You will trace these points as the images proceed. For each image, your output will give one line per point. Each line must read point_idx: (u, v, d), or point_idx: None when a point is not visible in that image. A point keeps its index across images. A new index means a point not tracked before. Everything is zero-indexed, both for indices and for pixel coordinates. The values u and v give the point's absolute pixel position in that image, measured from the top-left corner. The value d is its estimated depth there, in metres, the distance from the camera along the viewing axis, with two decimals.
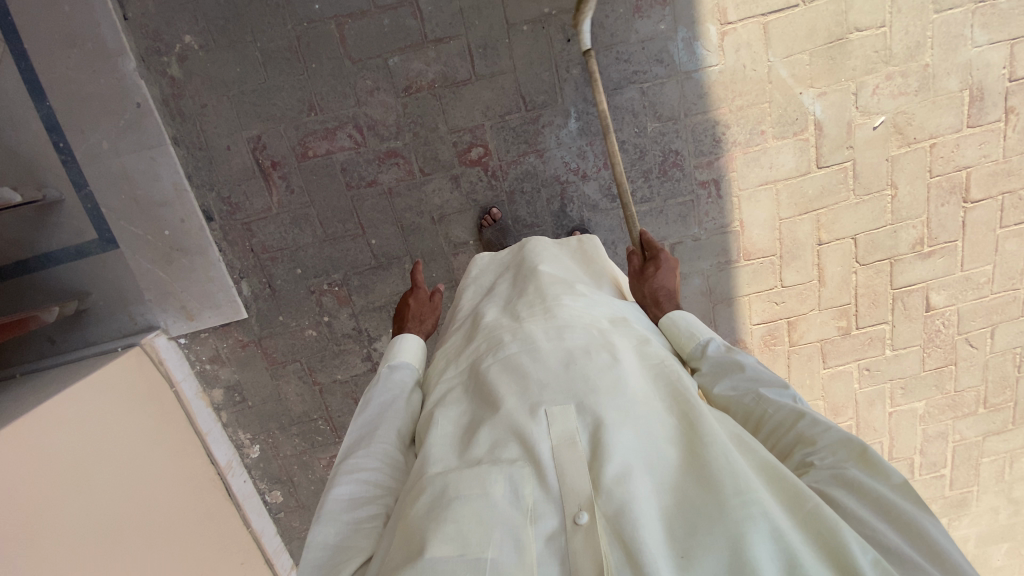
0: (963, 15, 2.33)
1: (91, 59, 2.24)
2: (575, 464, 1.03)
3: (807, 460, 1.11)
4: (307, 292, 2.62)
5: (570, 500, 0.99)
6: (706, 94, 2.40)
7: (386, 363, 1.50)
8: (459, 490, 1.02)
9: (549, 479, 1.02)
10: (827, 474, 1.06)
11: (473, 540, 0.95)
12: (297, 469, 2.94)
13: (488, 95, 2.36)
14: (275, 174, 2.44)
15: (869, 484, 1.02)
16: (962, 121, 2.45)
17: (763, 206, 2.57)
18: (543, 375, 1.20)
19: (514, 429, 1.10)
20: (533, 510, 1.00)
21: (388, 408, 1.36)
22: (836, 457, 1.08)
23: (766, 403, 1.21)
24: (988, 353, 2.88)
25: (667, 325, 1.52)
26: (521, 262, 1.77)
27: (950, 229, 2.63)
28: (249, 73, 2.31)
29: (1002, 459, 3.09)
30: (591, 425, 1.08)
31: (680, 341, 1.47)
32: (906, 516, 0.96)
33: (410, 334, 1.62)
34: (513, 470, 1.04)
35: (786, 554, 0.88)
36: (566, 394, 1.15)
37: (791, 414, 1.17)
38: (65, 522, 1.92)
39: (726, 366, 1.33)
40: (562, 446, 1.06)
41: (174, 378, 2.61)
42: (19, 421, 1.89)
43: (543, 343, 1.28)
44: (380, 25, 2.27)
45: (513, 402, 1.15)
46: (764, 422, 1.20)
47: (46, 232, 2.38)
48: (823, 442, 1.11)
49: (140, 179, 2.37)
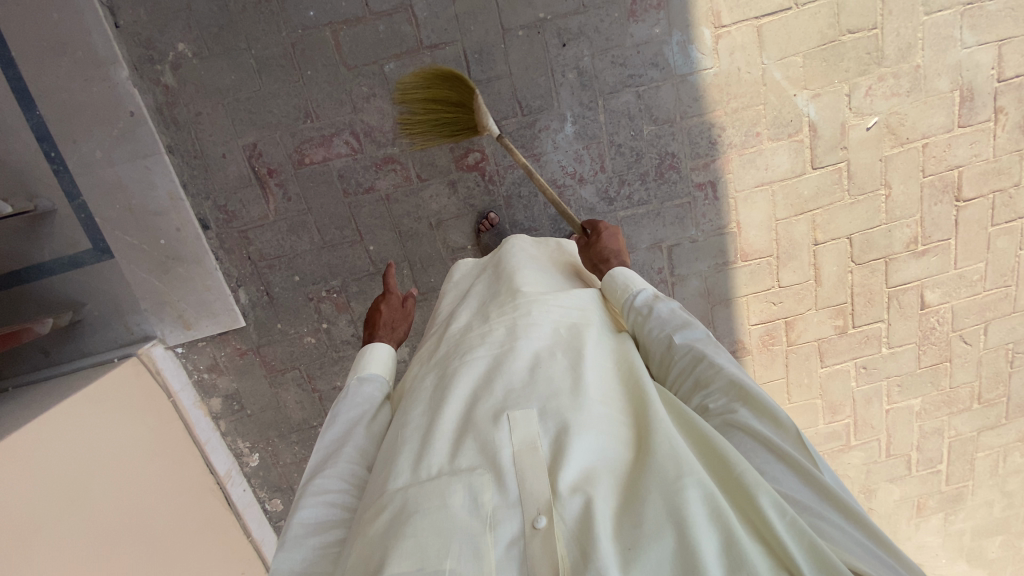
0: (953, 16, 2.36)
1: (82, 67, 2.21)
2: (535, 468, 1.03)
3: (704, 404, 1.19)
4: (305, 299, 2.61)
5: (530, 503, 0.99)
6: (701, 97, 2.41)
7: (355, 377, 1.49)
8: (419, 503, 1.02)
9: (508, 484, 1.03)
10: (721, 418, 1.15)
11: (431, 553, 0.95)
12: (297, 477, 2.92)
13: (485, 100, 2.36)
14: (272, 182, 2.43)
15: (757, 424, 1.09)
16: (953, 121, 2.48)
17: (760, 208, 2.59)
18: (509, 381, 1.21)
19: (477, 436, 1.11)
20: (492, 516, 1.00)
21: (355, 427, 1.37)
22: (727, 399, 1.16)
23: (676, 349, 1.29)
24: (982, 349, 2.92)
25: (605, 283, 1.56)
26: (504, 261, 1.76)
27: (943, 228, 2.66)
28: (244, 80, 2.30)
29: (997, 453, 3.12)
30: (552, 430, 1.09)
31: (617, 294, 1.51)
32: (795, 459, 1.02)
33: (378, 342, 1.61)
34: (473, 479, 1.04)
35: (723, 533, 0.88)
36: (529, 399, 1.16)
37: (695, 359, 1.25)
38: (68, 532, 1.92)
39: (643, 315, 1.40)
40: (523, 451, 1.06)
41: (171, 388, 2.59)
42: (21, 432, 1.89)
43: (509, 349, 1.29)
44: (376, 31, 2.26)
45: (480, 409, 1.16)
46: (676, 367, 1.28)
47: (39, 243, 2.35)
48: (717, 382, 1.19)
49: (134, 188, 2.34)
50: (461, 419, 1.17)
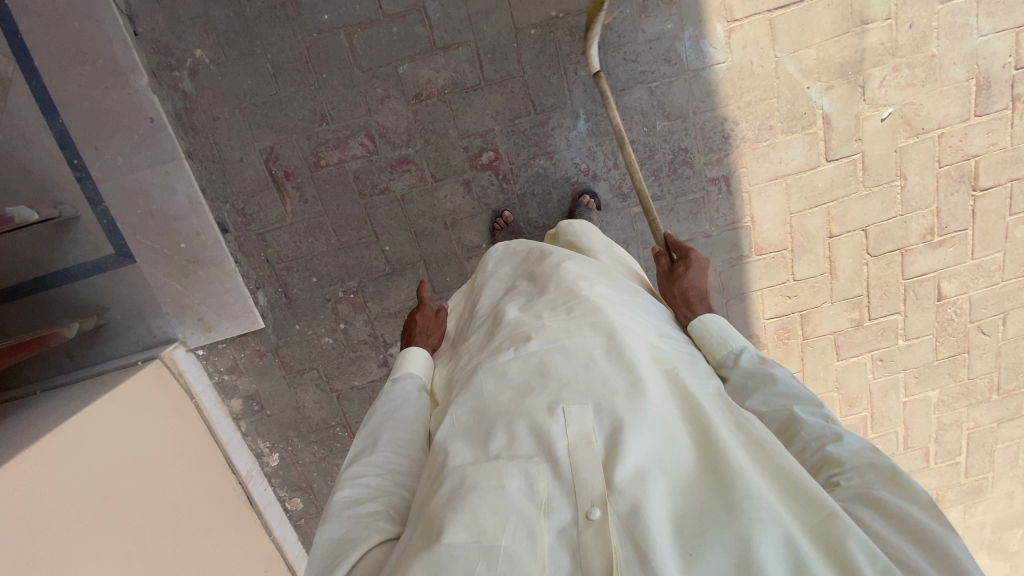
0: (968, 4, 2.33)
1: (102, 75, 2.25)
2: (590, 461, 1.06)
3: (834, 480, 1.08)
4: (323, 300, 2.65)
5: (583, 495, 1.02)
6: (714, 92, 2.41)
7: (394, 374, 1.58)
8: (477, 481, 1.05)
9: (564, 473, 1.06)
10: (853, 493, 1.04)
11: (488, 528, 0.98)
12: (317, 476, 2.96)
13: (498, 100, 2.38)
14: (289, 185, 2.46)
15: (897, 504, 0.99)
16: (969, 110, 2.46)
17: (774, 201, 2.58)
18: (564, 375, 1.22)
19: (532, 424, 1.13)
20: (547, 503, 1.03)
21: (389, 417, 1.41)
22: (864, 479, 1.06)
23: (797, 424, 1.19)
24: (1001, 340, 2.89)
25: (700, 332, 1.49)
26: (533, 255, 1.76)
27: (960, 218, 2.65)
28: (261, 85, 2.33)
29: (1016, 444, 3.10)
30: (608, 427, 1.11)
31: (711, 348, 1.44)
32: (926, 534, 0.93)
33: (416, 348, 1.68)
34: (530, 466, 1.07)
35: (793, 560, 0.90)
36: (586, 394, 1.17)
37: (826, 437, 1.15)
38: (102, 529, 1.99)
39: (762, 379, 1.30)
40: (578, 444, 1.08)
41: (194, 390, 2.63)
42: (55, 432, 1.97)
43: (564, 342, 1.29)
44: (389, 34, 2.28)
45: (535, 400, 1.18)
46: (794, 440, 1.19)
47: (63, 249, 2.40)
48: (851, 463, 1.08)
49: (155, 193, 2.38)
50: (515, 406, 1.18)
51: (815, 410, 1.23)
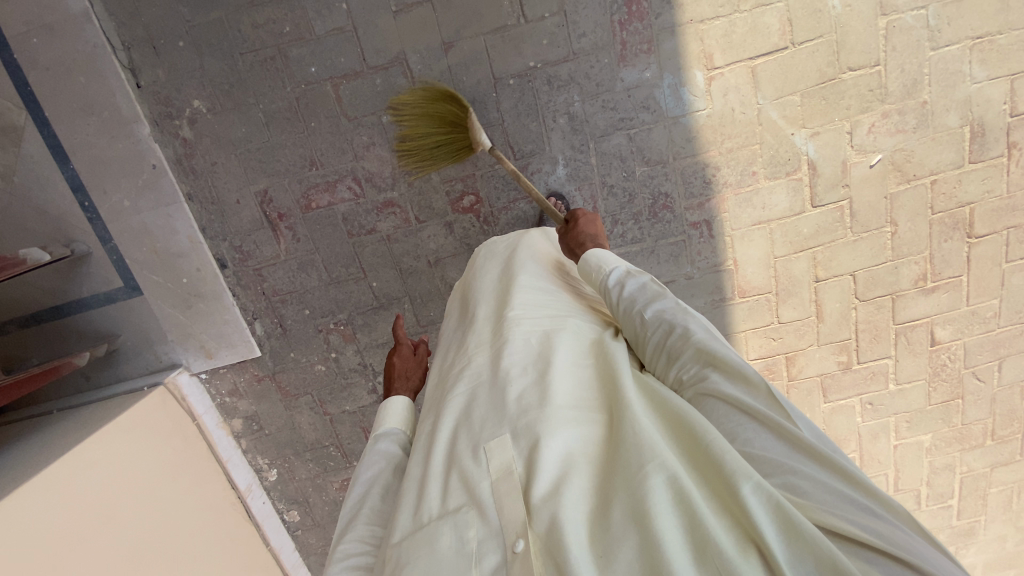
0: (961, 51, 2.25)
1: (110, 125, 2.41)
2: (511, 493, 1.03)
3: (679, 376, 1.20)
4: (315, 331, 2.79)
5: (508, 530, 0.99)
6: (694, 139, 2.40)
7: (375, 434, 1.55)
8: (411, 555, 1.05)
9: (489, 517, 1.03)
10: (695, 389, 1.15)
11: None
12: (311, 491, 3.15)
13: (478, 147, 2.44)
14: (282, 225, 2.60)
15: (731, 388, 1.08)
16: (963, 157, 2.39)
17: (757, 245, 2.57)
18: (481, 409, 1.24)
19: (460, 475, 1.13)
20: (477, 551, 1.01)
21: (372, 484, 1.39)
22: (700, 366, 1.17)
23: (642, 333, 1.31)
24: (997, 387, 2.81)
25: (586, 262, 1.58)
26: (468, 301, 1.78)
27: (954, 264, 2.57)
28: (254, 132, 2.45)
29: (1013, 489, 3.00)
30: (526, 448, 1.08)
31: (592, 276, 1.54)
32: (768, 416, 1.00)
33: (397, 395, 1.65)
34: (460, 517, 1.06)
35: (691, 523, 0.85)
36: (501, 423, 1.17)
37: (663, 335, 1.26)
38: (116, 537, 2.23)
39: (616, 302, 1.42)
40: (500, 479, 1.07)
41: (196, 412, 2.82)
42: (78, 449, 2.21)
43: (487, 374, 1.32)
44: (374, 84, 2.37)
45: (460, 448, 1.18)
46: (648, 348, 1.30)
47: (78, 282, 2.60)
48: (686, 354, 1.20)
49: (158, 232, 2.55)
50: (444, 458, 1.20)
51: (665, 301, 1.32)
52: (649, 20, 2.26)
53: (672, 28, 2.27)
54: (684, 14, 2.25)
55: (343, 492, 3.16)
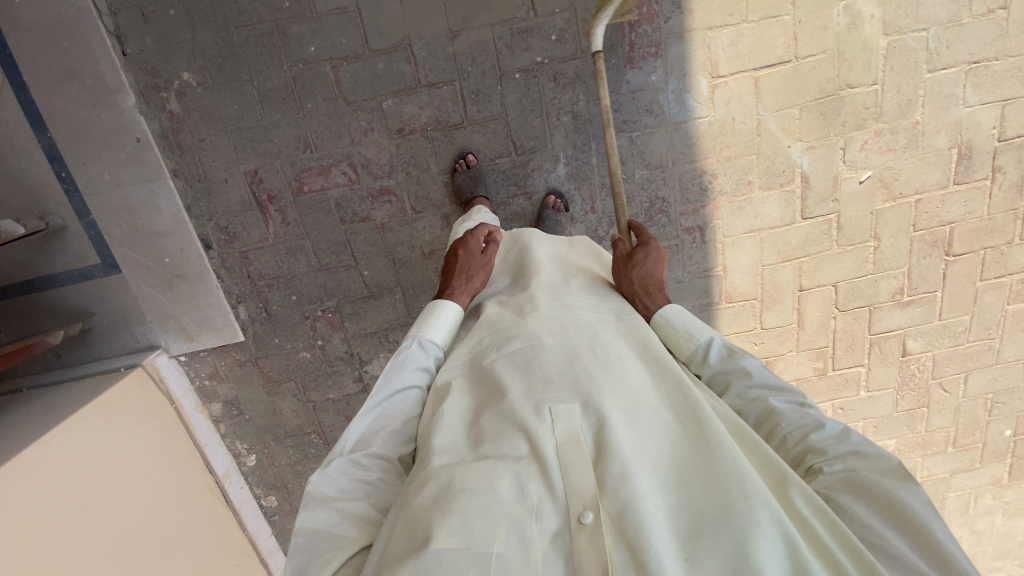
0: (957, 74, 2.32)
1: (91, 94, 2.27)
2: (579, 463, 1.10)
3: (817, 467, 1.18)
4: (302, 317, 2.73)
5: (575, 499, 1.05)
6: (694, 145, 2.42)
7: (418, 337, 1.53)
8: (465, 483, 1.08)
9: (554, 480, 1.08)
10: (837, 477, 1.14)
11: (477, 535, 1.00)
12: (291, 477, 3.12)
13: (480, 140, 2.41)
14: (272, 208, 2.52)
15: (877, 487, 1.08)
16: (949, 177, 2.49)
17: (747, 253, 2.63)
18: (547, 372, 1.28)
19: (519, 427, 1.17)
20: (538, 508, 1.05)
21: (393, 399, 1.39)
22: (847, 464, 1.15)
23: (777, 416, 1.28)
24: (961, 398, 2.97)
25: (665, 327, 1.53)
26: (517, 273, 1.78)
27: (930, 280, 2.69)
28: (246, 110, 2.36)
29: (969, 494, 3.17)
30: (595, 424, 1.16)
31: (680, 344, 1.49)
32: (913, 522, 1.01)
33: (450, 303, 1.65)
34: (519, 468, 1.10)
35: (792, 555, 0.93)
36: (572, 393, 1.22)
37: (807, 427, 1.25)
38: (97, 521, 2.19)
39: (733, 372, 1.38)
40: (566, 444, 1.13)
41: (174, 395, 2.74)
42: (58, 430, 2.15)
43: (547, 342, 1.37)
44: (375, 69, 2.29)
45: (519, 401, 1.23)
46: (775, 433, 1.27)
47: (51, 256, 2.48)
48: (836, 452, 1.17)
49: (140, 209, 2.44)
50: (497, 408, 1.24)
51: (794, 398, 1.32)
52: (658, 23, 2.25)
53: (681, 33, 2.26)
54: (694, 20, 2.24)
55: None
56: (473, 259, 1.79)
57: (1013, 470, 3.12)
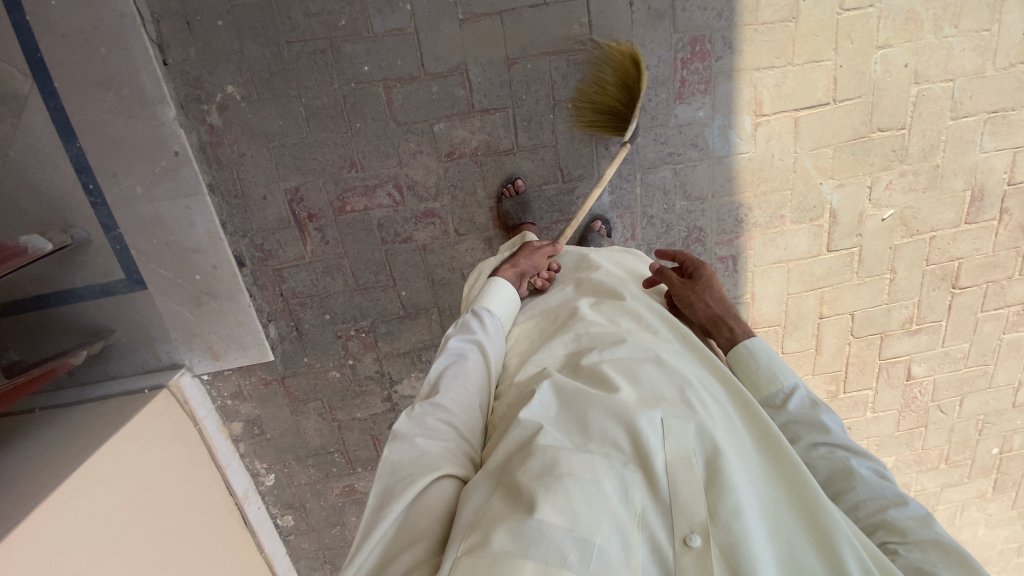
0: (976, 123, 2.50)
1: (128, 104, 2.16)
2: (688, 486, 1.05)
3: (893, 549, 1.19)
4: (334, 336, 2.66)
5: (681, 519, 1.01)
6: (734, 179, 2.51)
7: (479, 307, 1.60)
8: (571, 467, 1.02)
9: (660, 491, 1.04)
10: (912, 567, 1.14)
11: (584, 520, 0.95)
12: (310, 496, 3.02)
13: (529, 166, 2.42)
14: (311, 226, 2.45)
15: None
16: (961, 218, 2.67)
17: (774, 282, 2.74)
18: (657, 388, 1.23)
19: (630, 427, 1.10)
20: (641, 515, 1.01)
21: (460, 362, 1.40)
22: (924, 554, 1.16)
23: (854, 479, 1.29)
24: (955, 418, 3.17)
25: (745, 357, 1.50)
26: (602, 285, 1.66)
27: (937, 311, 2.88)
28: (292, 126, 2.29)
29: (956, 507, 3.39)
30: (707, 450, 1.11)
31: (758, 382, 1.46)
32: None
33: (502, 281, 1.71)
34: (626, 473, 1.05)
35: None
36: (685, 411, 1.17)
37: (884, 500, 1.26)
38: (134, 552, 2.11)
39: (814, 425, 1.36)
40: (678, 463, 1.07)
41: (198, 415, 2.64)
42: (93, 461, 2.05)
43: (656, 359, 1.31)
44: (429, 92, 2.29)
45: (628, 402, 1.16)
46: (847, 496, 1.29)
47: (72, 271, 2.34)
48: (914, 536, 1.19)
49: (173, 224, 2.33)
50: (602, 400, 1.17)
51: (866, 462, 1.33)
52: (710, 61, 2.32)
53: (730, 72, 2.34)
54: (743, 60, 2.33)
55: (342, 499, 3.05)
56: (534, 253, 1.88)
57: (997, 485, 3.36)
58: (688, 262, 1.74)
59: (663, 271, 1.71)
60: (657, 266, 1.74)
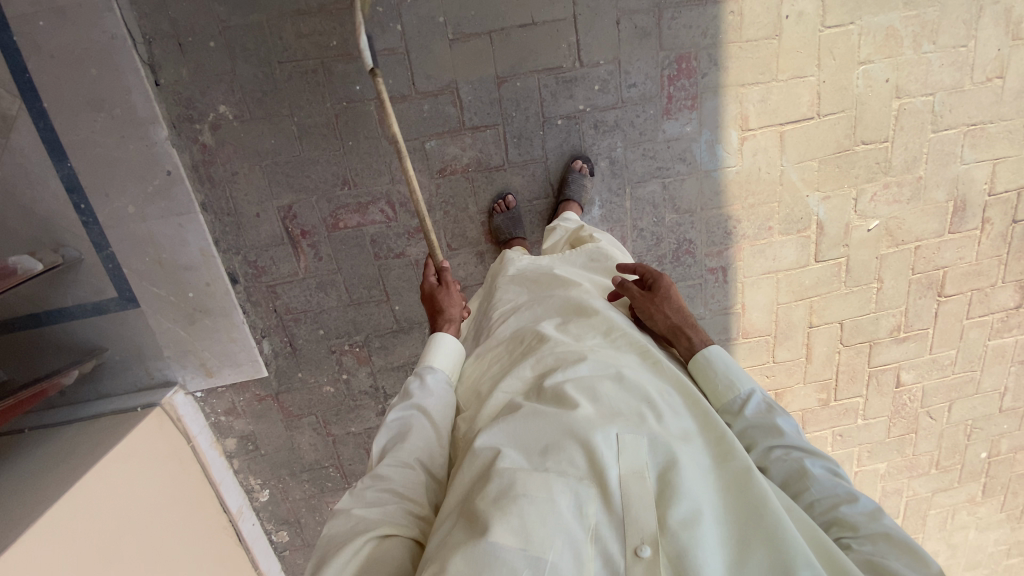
0: (957, 135, 2.55)
1: (120, 125, 2.17)
2: (641, 498, 1.08)
3: (846, 543, 1.19)
4: (327, 351, 2.67)
5: (633, 531, 1.04)
6: (721, 192, 2.55)
7: (422, 367, 1.61)
8: (527, 487, 1.05)
9: (614, 504, 1.06)
10: (864, 559, 1.14)
11: (535, 538, 0.99)
12: (304, 511, 3.01)
13: (519, 182, 2.46)
14: (304, 243, 2.47)
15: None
16: (945, 227, 2.72)
17: (764, 292, 2.77)
18: (615, 400, 1.24)
19: (586, 443, 1.12)
20: (594, 529, 1.04)
21: (399, 428, 1.43)
22: (876, 547, 1.16)
23: (808, 479, 1.29)
24: (945, 424, 3.21)
25: (702, 366, 1.52)
26: (568, 299, 1.67)
27: (924, 318, 2.92)
28: (285, 145, 2.32)
29: (947, 511, 3.42)
30: (660, 463, 1.13)
31: (718, 390, 1.47)
32: None
33: (444, 334, 1.71)
34: (580, 489, 1.07)
35: None
36: (641, 424, 1.18)
37: (839, 497, 1.26)
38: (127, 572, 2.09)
39: (768, 429, 1.36)
40: (631, 477, 1.10)
41: (191, 433, 2.63)
42: (85, 480, 2.04)
43: (616, 371, 1.31)
44: (420, 110, 2.32)
45: (585, 418, 1.18)
46: (803, 496, 1.29)
47: (64, 290, 2.34)
48: (865, 530, 1.19)
49: (166, 243, 2.34)
50: (559, 416, 1.18)
51: (819, 462, 1.33)
52: (695, 78, 2.37)
53: (715, 88, 2.39)
54: (728, 77, 2.38)
55: None
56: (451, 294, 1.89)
57: (986, 489, 3.39)
58: (649, 274, 1.72)
59: (625, 285, 1.68)
60: (618, 279, 1.72)
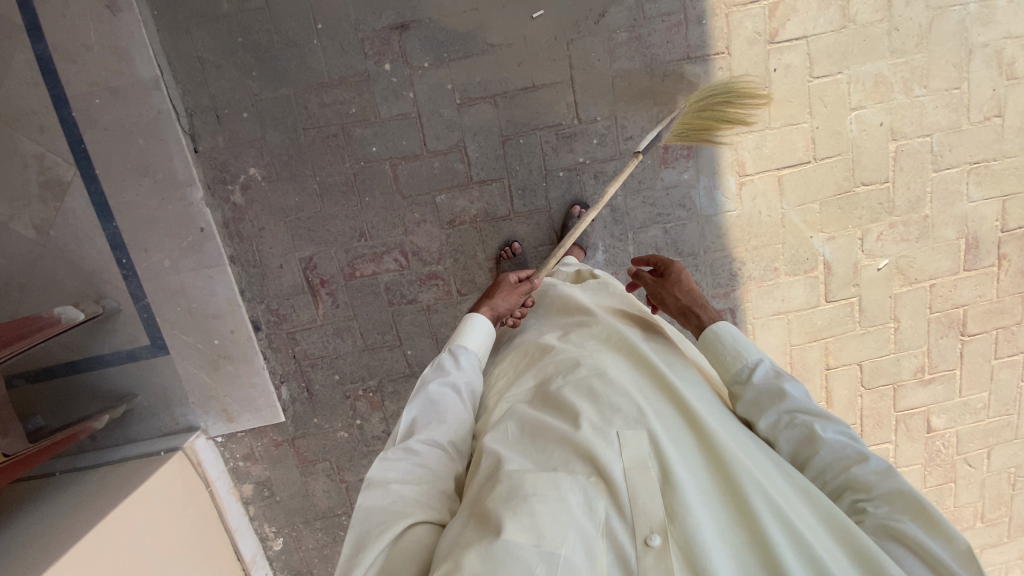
0: (959, 174, 2.57)
1: (162, 187, 2.41)
2: (648, 488, 1.08)
3: (860, 506, 1.19)
4: (343, 397, 2.74)
5: (642, 521, 1.04)
6: (723, 236, 2.61)
7: (454, 346, 1.64)
8: (536, 487, 1.07)
9: (622, 500, 1.07)
10: (880, 524, 1.13)
11: (547, 532, 1.00)
12: (317, 561, 2.99)
13: (525, 230, 2.58)
14: (322, 291, 2.61)
15: (925, 543, 1.08)
16: (959, 265, 2.68)
17: (776, 333, 2.75)
18: (614, 396, 1.25)
19: (587, 443, 1.14)
20: (606, 523, 1.05)
21: (435, 403, 1.43)
22: (891, 508, 1.15)
23: (818, 442, 1.26)
24: (986, 472, 3.01)
25: (710, 339, 1.52)
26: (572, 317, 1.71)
27: (949, 359, 2.82)
28: (307, 202, 2.51)
29: (1000, 570, 3.15)
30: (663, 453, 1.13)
31: (724, 362, 1.47)
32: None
33: (478, 316, 1.74)
34: (588, 486, 1.09)
35: None
36: (641, 419, 1.18)
37: (849, 458, 1.24)
38: None
39: (774, 395, 1.34)
40: (634, 470, 1.10)
41: (209, 477, 2.70)
42: (106, 523, 2.11)
43: (615, 372, 1.33)
44: (431, 167, 2.49)
45: (586, 420, 1.19)
46: (812, 462, 1.27)
47: (102, 338, 2.52)
48: (879, 490, 1.18)
49: (196, 294, 2.51)
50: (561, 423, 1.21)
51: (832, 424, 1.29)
52: None
53: None
54: None
55: None
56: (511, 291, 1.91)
57: None
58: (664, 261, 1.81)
59: (637, 268, 1.82)
60: (633, 268, 1.87)
